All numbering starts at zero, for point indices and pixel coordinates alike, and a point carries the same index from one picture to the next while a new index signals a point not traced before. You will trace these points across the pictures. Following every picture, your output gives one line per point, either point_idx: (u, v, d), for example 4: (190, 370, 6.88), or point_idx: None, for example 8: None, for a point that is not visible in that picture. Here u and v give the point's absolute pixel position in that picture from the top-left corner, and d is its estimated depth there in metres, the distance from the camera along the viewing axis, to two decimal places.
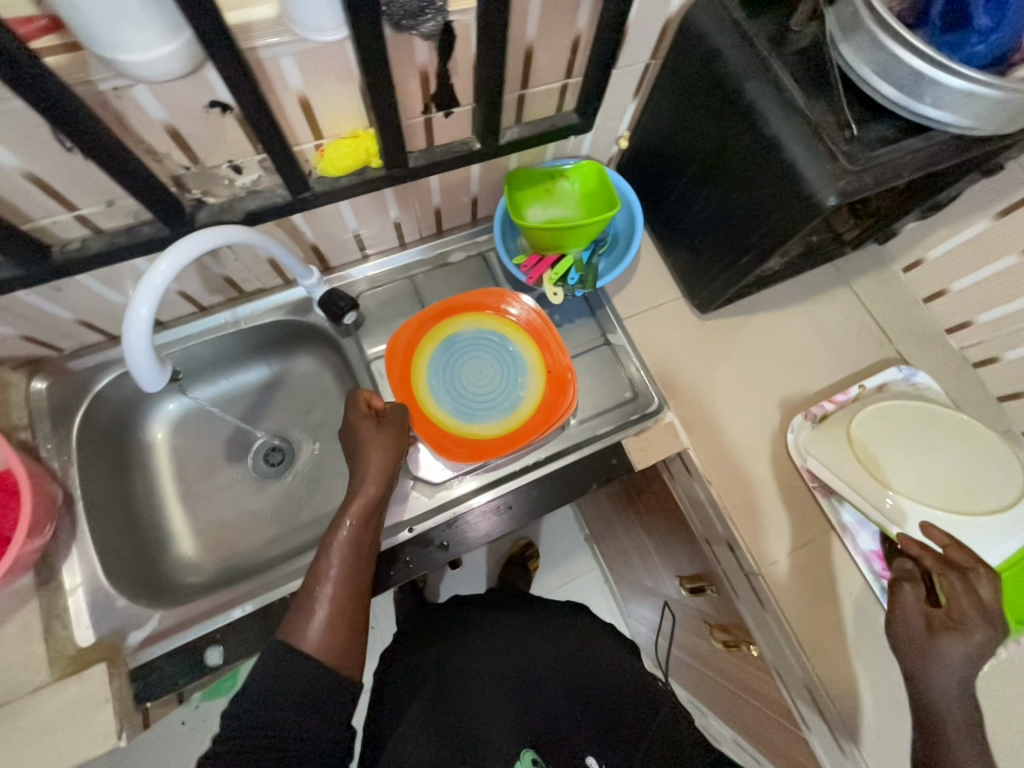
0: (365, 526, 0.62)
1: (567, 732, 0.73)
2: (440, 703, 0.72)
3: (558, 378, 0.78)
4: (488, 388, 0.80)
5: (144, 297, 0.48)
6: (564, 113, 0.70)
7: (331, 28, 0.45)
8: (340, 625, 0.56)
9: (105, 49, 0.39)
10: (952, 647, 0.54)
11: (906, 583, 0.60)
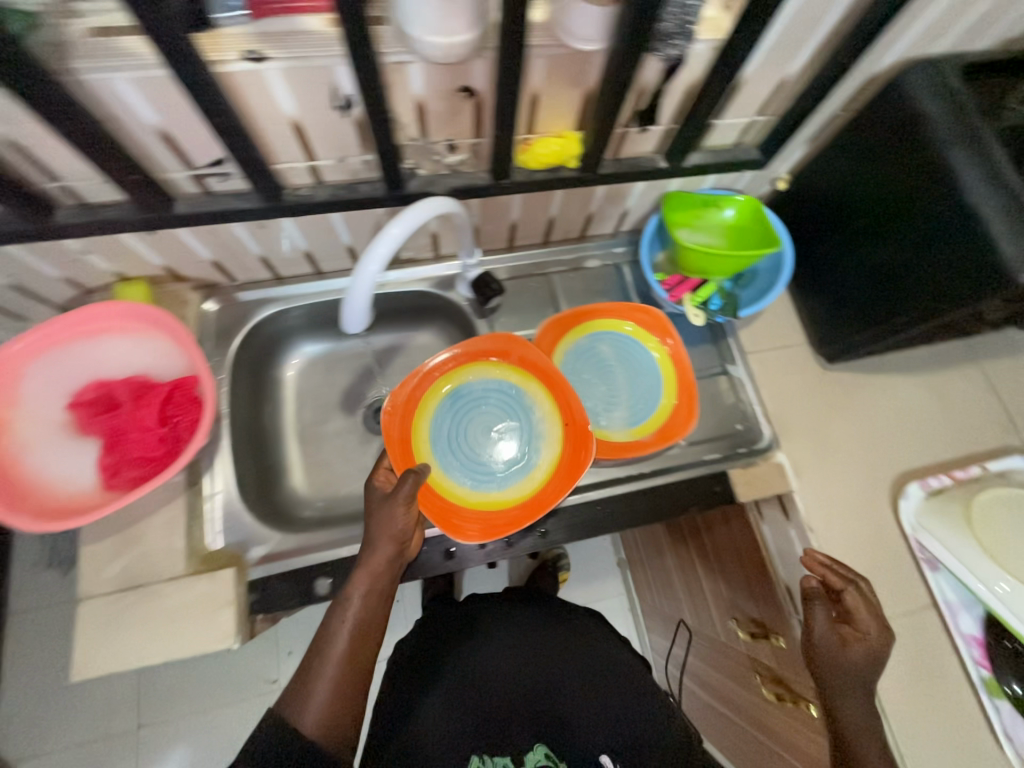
0: (373, 604, 0.60)
1: (579, 737, 0.72)
2: (455, 697, 0.73)
3: (580, 430, 0.71)
4: (501, 444, 0.74)
5: (378, 252, 0.53)
6: (743, 146, 0.72)
7: (593, 40, 0.49)
8: (341, 704, 0.53)
9: (417, 29, 0.43)
10: (858, 655, 0.60)
11: (815, 601, 0.65)
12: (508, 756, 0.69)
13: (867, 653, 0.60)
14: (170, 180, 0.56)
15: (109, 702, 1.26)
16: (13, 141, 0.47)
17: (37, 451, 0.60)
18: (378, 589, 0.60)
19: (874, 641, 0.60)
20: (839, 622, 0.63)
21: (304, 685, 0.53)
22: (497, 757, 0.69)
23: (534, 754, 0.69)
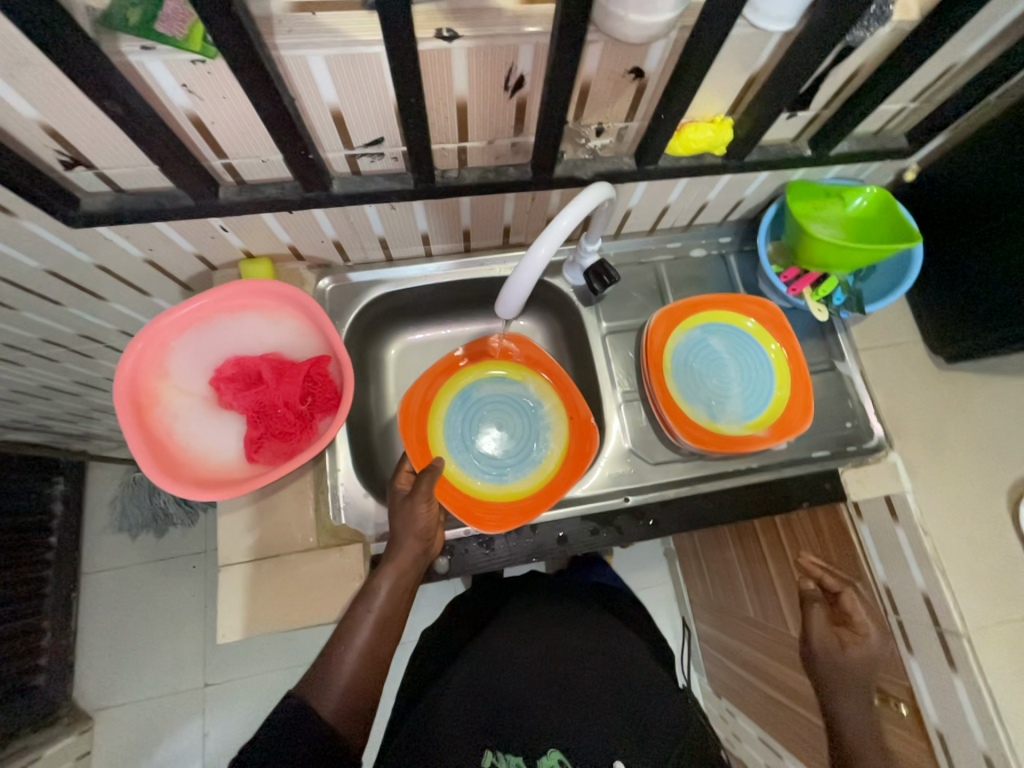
0: (391, 613, 0.60)
1: (592, 745, 0.70)
2: (473, 684, 0.74)
3: (584, 426, 0.77)
4: (511, 442, 0.80)
5: (545, 238, 0.55)
6: (884, 136, 0.70)
7: (786, 19, 0.47)
8: (360, 691, 0.57)
9: (623, 7, 0.42)
10: (856, 656, 0.67)
11: (817, 604, 0.73)
12: (519, 755, 0.69)
13: (862, 650, 0.67)
14: (326, 159, 0.57)
15: (182, 660, 1.32)
16: (198, 117, 0.48)
17: (187, 420, 0.65)
18: (398, 594, 0.62)
19: (873, 633, 0.68)
20: (838, 622, 0.70)
21: (327, 675, 0.56)
22: (507, 756, 0.69)
23: (547, 759, 0.69)
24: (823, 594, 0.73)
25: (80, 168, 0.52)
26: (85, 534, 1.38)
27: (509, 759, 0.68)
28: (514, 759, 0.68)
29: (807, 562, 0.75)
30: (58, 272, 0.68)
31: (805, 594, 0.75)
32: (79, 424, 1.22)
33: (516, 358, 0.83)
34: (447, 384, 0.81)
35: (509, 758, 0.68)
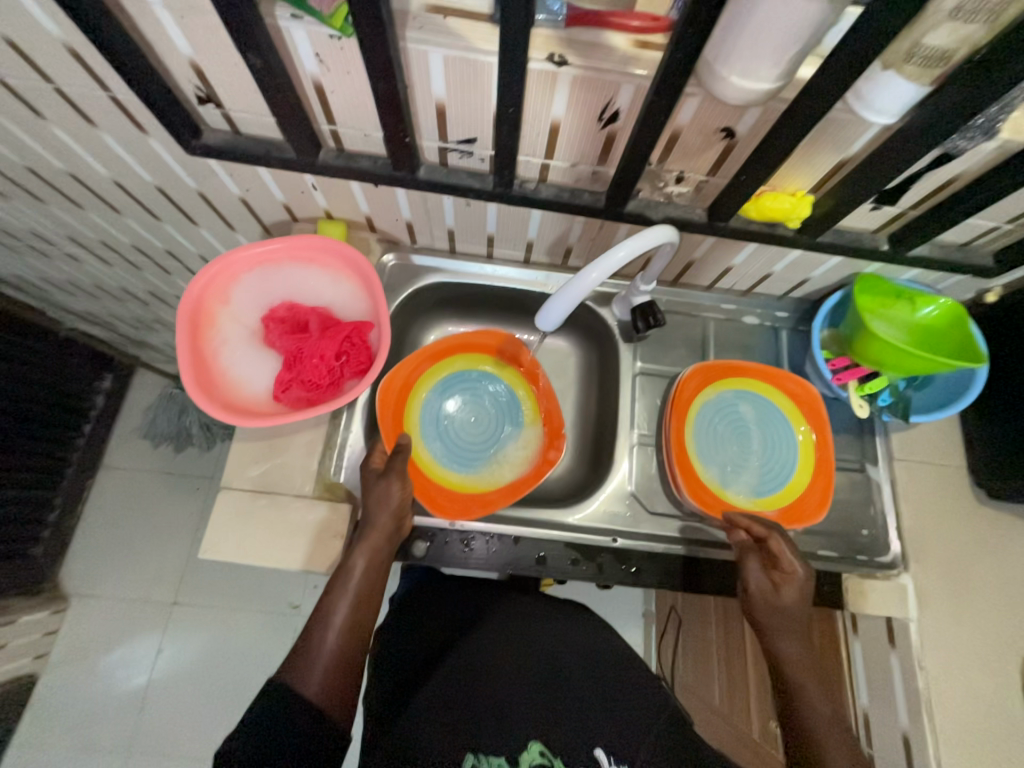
0: (368, 581, 0.63)
1: (575, 734, 0.67)
2: (448, 685, 0.70)
3: (553, 432, 0.80)
4: (483, 434, 0.82)
5: (600, 265, 0.56)
6: (971, 249, 0.68)
7: (889, 112, 0.47)
8: (341, 672, 0.56)
9: (727, 69, 0.44)
10: (792, 598, 0.62)
11: (751, 556, 0.66)
12: (502, 755, 0.64)
13: (799, 603, 0.62)
14: (420, 145, 0.61)
15: (161, 572, 1.38)
16: (321, 84, 0.53)
17: (232, 347, 0.70)
18: (372, 562, 0.64)
19: (798, 579, 0.63)
20: (769, 570, 0.65)
21: (309, 657, 0.56)
22: (490, 756, 0.64)
23: (527, 754, 0.64)
24: (757, 554, 0.66)
25: (211, 105, 0.58)
26: (114, 430, 1.47)
27: (491, 762, 0.63)
28: (495, 761, 0.63)
29: (735, 514, 0.69)
30: (164, 190, 0.75)
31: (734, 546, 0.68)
32: (140, 330, 1.32)
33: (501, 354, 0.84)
34: (431, 370, 0.83)
35: (490, 760, 0.63)
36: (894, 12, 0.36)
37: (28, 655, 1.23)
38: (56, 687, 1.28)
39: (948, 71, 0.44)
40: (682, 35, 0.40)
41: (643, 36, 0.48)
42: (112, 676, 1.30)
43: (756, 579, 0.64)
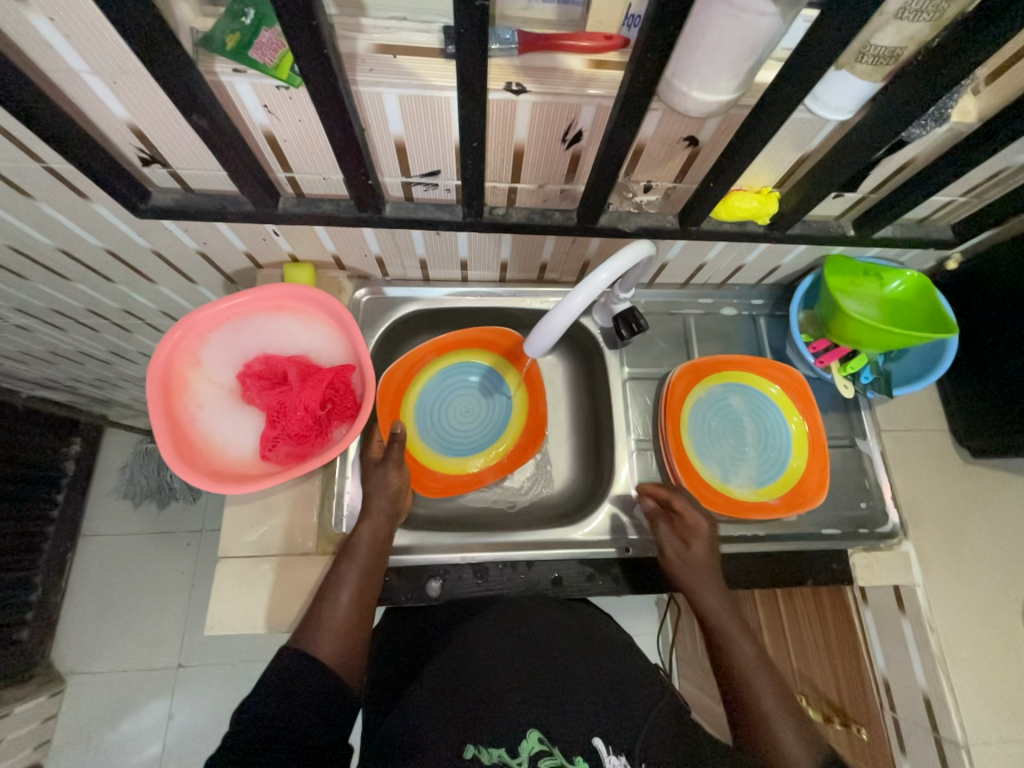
0: (372, 556, 0.64)
1: (574, 715, 0.56)
2: (442, 686, 0.60)
3: (537, 423, 0.84)
4: (476, 420, 0.87)
5: (585, 289, 0.57)
6: (929, 224, 0.70)
7: (845, 110, 0.48)
8: (352, 636, 0.58)
9: (688, 84, 0.44)
10: (701, 552, 0.68)
11: (661, 522, 0.71)
12: (503, 746, 0.52)
13: (709, 558, 0.68)
14: (382, 181, 0.59)
15: (160, 636, 1.32)
16: (272, 133, 0.51)
17: (210, 410, 0.66)
18: (377, 538, 0.64)
19: (703, 534, 0.69)
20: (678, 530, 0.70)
21: (318, 622, 0.58)
22: (489, 747, 0.52)
23: (526, 743, 0.52)
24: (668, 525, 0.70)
25: (156, 165, 0.55)
26: (90, 496, 1.40)
27: (491, 752, 0.51)
28: (497, 753, 0.52)
29: (643, 485, 0.74)
30: (115, 252, 0.72)
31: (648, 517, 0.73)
32: (104, 390, 1.26)
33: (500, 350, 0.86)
34: (430, 361, 0.85)
35: (491, 751, 0.52)
36: (845, 24, 0.37)
37: (28, 746, 1.16)
38: None
39: (898, 67, 0.45)
40: (643, 58, 0.39)
41: (597, 56, 0.47)
42: (122, 752, 1.25)
43: (671, 547, 0.69)
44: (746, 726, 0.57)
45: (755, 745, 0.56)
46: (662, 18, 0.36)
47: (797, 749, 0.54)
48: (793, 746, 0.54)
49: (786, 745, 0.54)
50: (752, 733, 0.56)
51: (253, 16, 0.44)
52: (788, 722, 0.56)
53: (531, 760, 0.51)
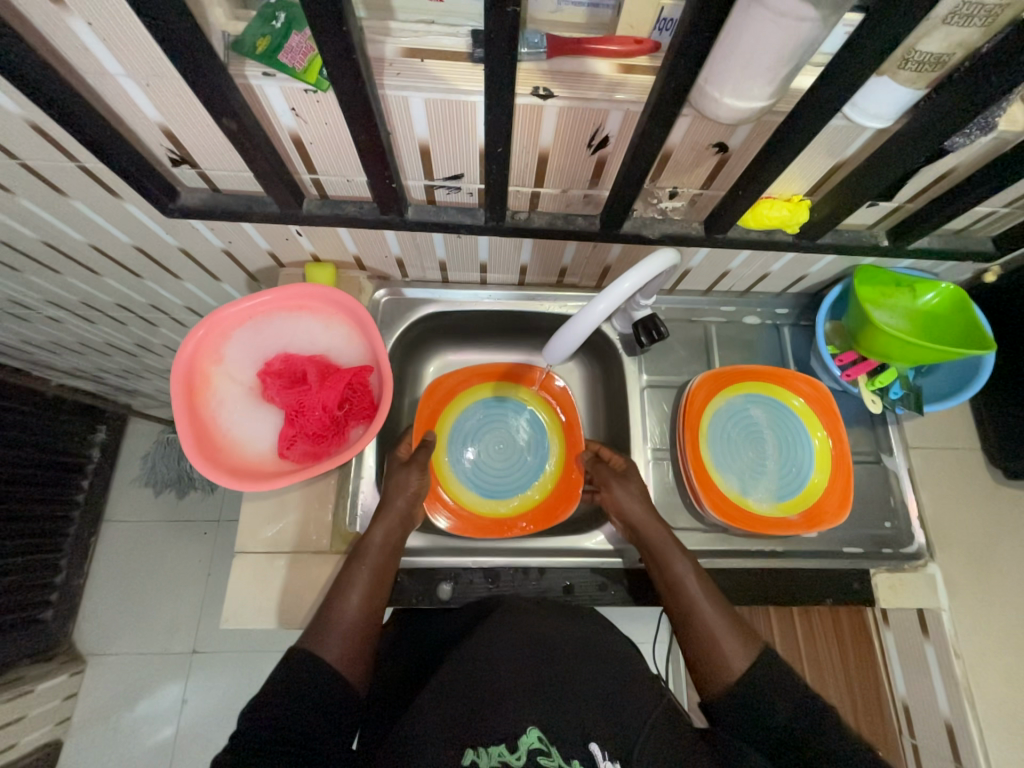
0: (384, 557, 0.64)
1: (572, 719, 0.55)
2: (450, 684, 0.59)
3: (569, 484, 0.82)
4: (505, 461, 0.86)
5: (609, 296, 0.56)
6: (967, 236, 0.68)
7: (885, 117, 0.46)
8: (362, 644, 0.58)
9: (720, 90, 0.43)
10: (639, 491, 0.71)
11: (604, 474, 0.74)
12: (503, 743, 0.52)
13: (640, 494, 0.71)
14: (405, 185, 0.59)
15: (177, 621, 1.36)
16: (299, 136, 0.52)
17: (231, 408, 0.67)
18: (391, 544, 0.65)
19: (636, 473, 0.74)
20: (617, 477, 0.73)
21: (328, 625, 0.57)
22: (489, 747, 0.52)
23: (525, 738, 0.52)
24: (608, 475, 0.74)
25: (185, 165, 0.56)
26: (113, 483, 1.44)
27: (491, 752, 0.51)
28: (496, 752, 0.51)
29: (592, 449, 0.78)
30: (144, 249, 0.73)
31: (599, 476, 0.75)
32: (130, 380, 1.29)
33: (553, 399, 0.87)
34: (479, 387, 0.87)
35: (490, 753, 0.51)
36: (890, 29, 0.35)
37: (51, 721, 1.20)
38: (81, 750, 1.26)
39: (944, 74, 0.43)
40: (676, 63, 0.38)
41: (627, 60, 0.46)
42: (138, 732, 1.28)
43: (609, 495, 0.72)
44: (704, 650, 0.60)
45: (701, 659, 0.60)
46: (698, 24, 0.35)
47: (737, 652, 0.59)
48: (732, 647, 0.60)
49: (728, 649, 0.60)
50: (699, 650, 0.61)
51: (283, 20, 0.44)
52: (733, 635, 0.60)
53: (529, 754, 0.51)
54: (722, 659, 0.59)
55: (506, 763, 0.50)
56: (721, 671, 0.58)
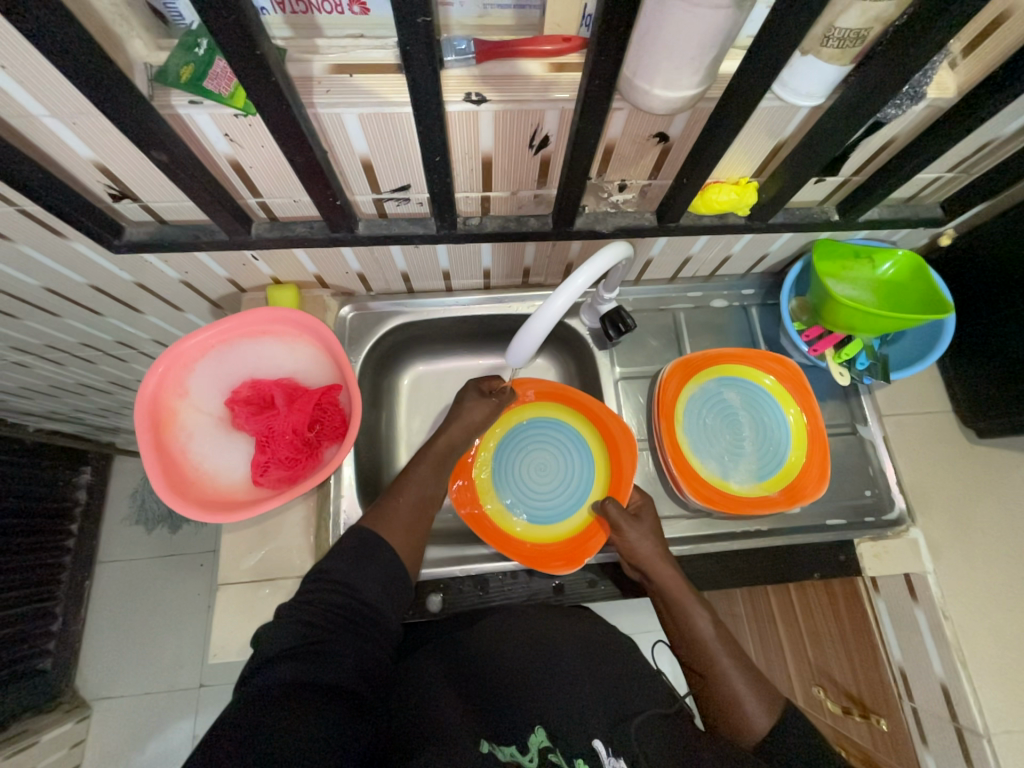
0: (443, 457, 0.72)
1: (574, 717, 0.55)
2: (455, 675, 0.60)
3: (580, 546, 0.73)
4: (549, 490, 0.79)
5: (563, 293, 0.55)
6: (916, 202, 0.69)
7: (816, 95, 0.47)
8: (414, 528, 0.64)
9: (648, 82, 0.43)
10: (652, 528, 0.68)
11: (614, 509, 0.69)
12: (514, 745, 0.52)
13: (653, 534, 0.67)
14: (354, 201, 0.59)
15: (180, 657, 1.34)
16: (237, 162, 0.51)
17: (200, 440, 0.67)
18: (449, 448, 0.72)
19: (648, 510, 0.71)
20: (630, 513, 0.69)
21: (387, 516, 0.64)
22: (503, 745, 0.52)
23: (536, 737, 0.53)
24: (620, 517, 0.68)
25: (127, 200, 0.56)
26: (102, 524, 1.42)
27: (505, 749, 0.51)
28: (509, 751, 0.52)
29: (602, 503, 0.71)
30: (100, 287, 0.72)
31: (609, 517, 0.69)
32: (108, 418, 1.28)
33: (615, 464, 0.77)
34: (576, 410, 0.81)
35: (503, 749, 0.52)
36: (798, 18, 0.36)
37: None
38: None
39: (867, 47, 0.43)
40: (597, 59, 0.38)
41: (557, 59, 0.46)
42: None
43: (621, 537, 0.67)
44: (720, 708, 0.58)
45: (723, 715, 0.58)
46: (611, 20, 0.35)
47: (761, 709, 0.57)
48: (754, 704, 0.57)
49: (750, 708, 0.57)
50: (719, 709, 0.58)
51: (205, 48, 0.43)
52: (752, 691, 0.58)
53: (540, 753, 0.52)
54: (745, 718, 0.56)
55: (518, 763, 0.51)
56: (744, 728, 0.56)
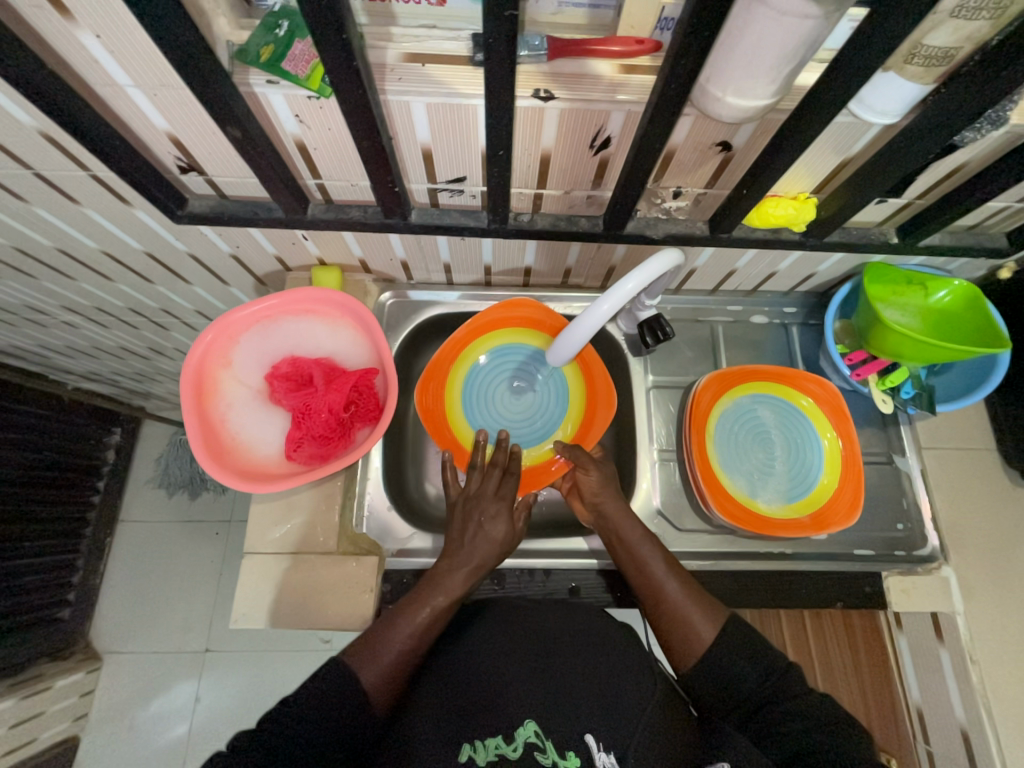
0: (446, 607, 0.60)
1: (566, 715, 0.54)
2: (445, 686, 0.59)
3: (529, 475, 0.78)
4: (515, 418, 0.82)
5: (611, 297, 0.54)
6: (978, 231, 0.67)
7: (891, 114, 0.46)
8: (398, 676, 0.56)
9: (723, 89, 0.43)
10: (605, 470, 0.73)
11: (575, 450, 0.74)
12: (500, 735, 0.52)
13: (609, 474, 0.72)
14: (409, 189, 0.60)
15: (189, 622, 1.37)
16: (303, 142, 0.52)
17: (239, 410, 0.69)
18: (455, 580, 0.62)
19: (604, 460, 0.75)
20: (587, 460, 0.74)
21: (371, 642, 0.56)
22: (485, 743, 0.51)
23: (524, 730, 0.52)
24: (583, 456, 0.73)
25: (193, 173, 0.57)
26: (127, 485, 1.46)
27: (488, 747, 0.51)
28: (494, 743, 0.51)
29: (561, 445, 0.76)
30: (155, 255, 0.74)
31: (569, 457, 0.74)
32: (143, 383, 1.32)
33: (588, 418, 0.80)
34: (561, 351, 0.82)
35: (487, 744, 0.51)
36: (888, 33, 0.35)
37: (67, 718, 1.22)
38: (96, 748, 1.27)
39: (953, 67, 0.42)
40: (676, 62, 0.38)
41: (628, 60, 0.45)
42: (152, 730, 1.29)
43: (585, 473, 0.71)
44: (671, 632, 0.60)
45: (672, 632, 0.60)
46: (697, 24, 0.35)
47: (708, 622, 0.59)
48: (701, 618, 0.59)
49: (697, 622, 0.59)
50: (671, 628, 0.60)
51: (286, 29, 0.44)
52: (698, 610, 0.60)
53: (526, 747, 0.51)
54: (693, 634, 0.59)
55: (503, 756, 0.50)
56: (693, 647, 0.58)
